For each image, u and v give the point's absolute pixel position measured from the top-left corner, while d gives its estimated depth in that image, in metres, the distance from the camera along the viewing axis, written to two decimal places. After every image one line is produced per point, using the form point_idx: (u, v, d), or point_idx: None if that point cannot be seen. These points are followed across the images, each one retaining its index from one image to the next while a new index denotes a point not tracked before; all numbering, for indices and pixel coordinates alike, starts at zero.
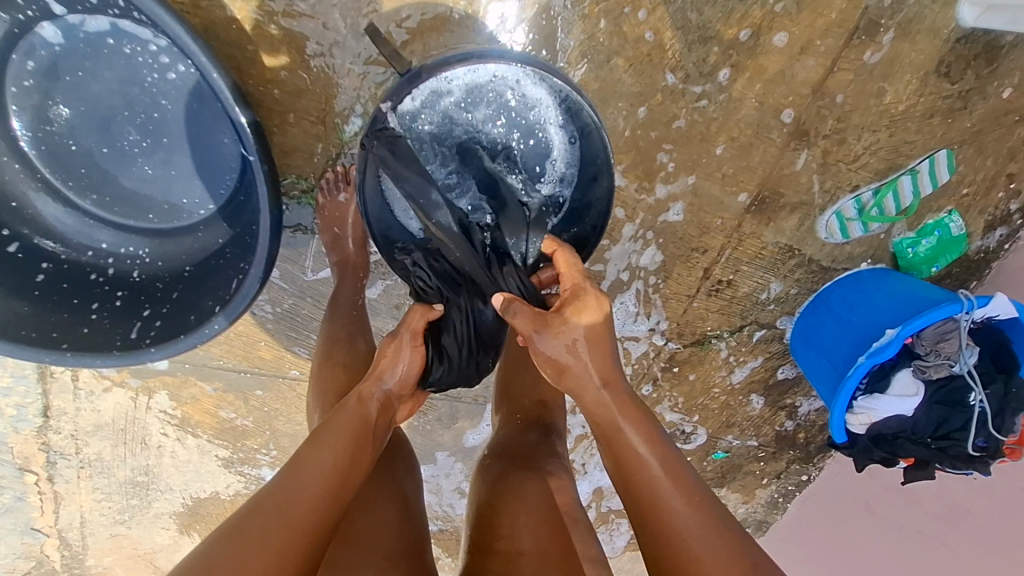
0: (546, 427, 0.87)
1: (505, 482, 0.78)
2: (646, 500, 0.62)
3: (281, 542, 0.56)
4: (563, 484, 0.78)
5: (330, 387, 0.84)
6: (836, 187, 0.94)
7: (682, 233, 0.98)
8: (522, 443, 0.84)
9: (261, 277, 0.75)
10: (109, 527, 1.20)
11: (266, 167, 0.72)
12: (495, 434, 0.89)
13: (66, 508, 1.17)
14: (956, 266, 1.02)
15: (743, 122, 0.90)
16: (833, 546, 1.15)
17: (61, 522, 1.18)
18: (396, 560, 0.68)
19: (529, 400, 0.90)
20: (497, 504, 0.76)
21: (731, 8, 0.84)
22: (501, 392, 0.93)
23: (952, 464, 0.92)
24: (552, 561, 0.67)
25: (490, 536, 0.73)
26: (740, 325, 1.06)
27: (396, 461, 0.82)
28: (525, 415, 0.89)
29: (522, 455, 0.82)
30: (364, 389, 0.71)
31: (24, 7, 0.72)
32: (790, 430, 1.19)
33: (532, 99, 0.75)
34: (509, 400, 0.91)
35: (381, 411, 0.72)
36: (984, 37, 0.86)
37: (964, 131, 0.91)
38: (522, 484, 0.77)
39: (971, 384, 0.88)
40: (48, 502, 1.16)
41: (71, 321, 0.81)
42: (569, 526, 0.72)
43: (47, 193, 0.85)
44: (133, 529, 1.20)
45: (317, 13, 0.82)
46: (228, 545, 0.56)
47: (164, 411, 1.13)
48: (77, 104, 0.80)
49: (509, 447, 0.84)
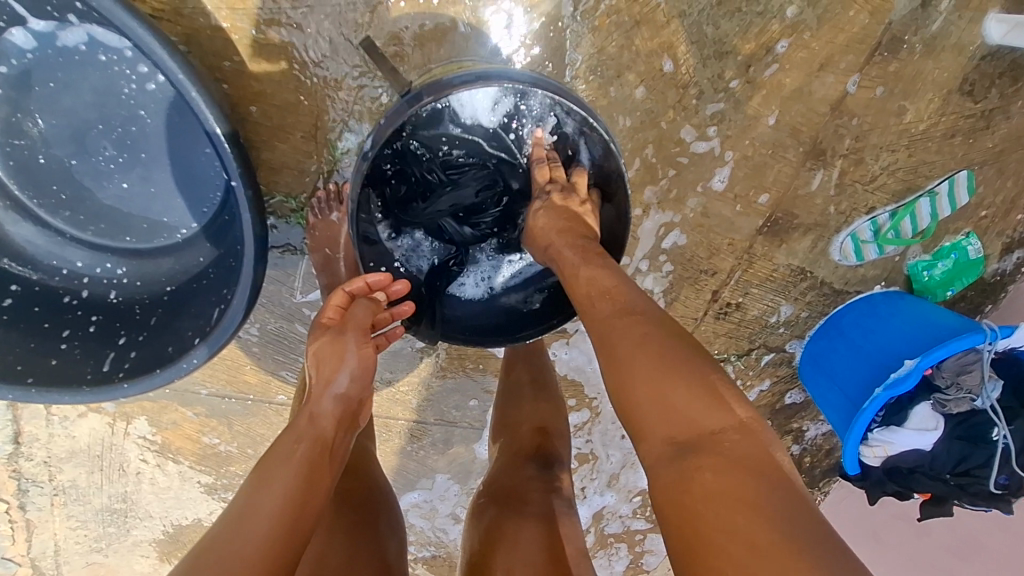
0: (546, 458, 0.81)
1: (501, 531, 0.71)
2: (604, 352, 0.57)
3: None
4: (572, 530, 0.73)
5: None
6: (852, 209, 0.91)
7: (691, 254, 0.93)
8: (519, 482, 0.77)
9: (246, 306, 0.69)
10: (84, 555, 1.13)
11: (250, 193, 0.66)
12: (492, 467, 0.83)
13: (38, 537, 1.10)
14: (971, 289, 0.99)
15: (758, 140, 0.86)
16: None
17: (34, 551, 1.11)
18: None
19: (528, 428, 0.84)
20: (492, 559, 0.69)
21: (748, 23, 0.81)
22: (500, 421, 0.88)
23: (971, 502, 0.88)
24: None
25: None
26: (749, 348, 1.02)
27: (377, 508, 0.74)
28: (524, 447, 0.82)
29: (519, 495, 0.76)
30: (315, 406, 0.64)
31: None
32: (795, 455, 1.14)
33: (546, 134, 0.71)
34: (508, 429, 0.86)
35: (337, 423, 0.65)
36: (1010, 55, 0.83)
37: (985, 151, 0.88)
38: (519, 530, 0.71)
39: (994, 419, 0.84)
40: (20, 532, 1.09)
41: (39, 351, 0.75)
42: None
43: (15, 212, 0.79)
44: (110, 558, 1.14)
45: (312, 23, 0.77)
46: None
47: (143, 437, 1.07)
48: (47, 116, 0.74)
49: (506, 484, 0.78)
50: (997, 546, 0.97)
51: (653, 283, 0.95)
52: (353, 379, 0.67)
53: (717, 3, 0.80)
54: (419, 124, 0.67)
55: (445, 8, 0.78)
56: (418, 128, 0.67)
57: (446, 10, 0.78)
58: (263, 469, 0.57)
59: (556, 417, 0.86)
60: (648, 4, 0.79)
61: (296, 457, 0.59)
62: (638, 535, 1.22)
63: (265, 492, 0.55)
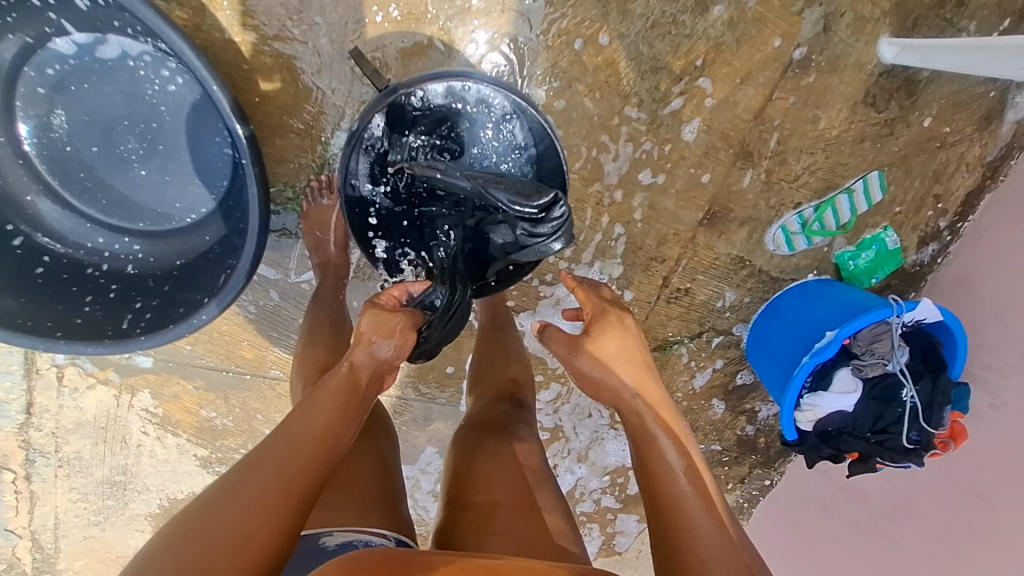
0: (517, 401, 0.93)
1: (478, 450, 0.84)
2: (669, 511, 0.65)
3: (274, 491, 0.61)
4: (532, 450, 0.85)
5: (313, 363, 0.90)
6: (781, 204, 1.03)
7: (642, 244, 1.06)
8: (499, 415, 0.89)
9: (249, 271, 0.80)
10: (83, 528, 1.22)
11: (258, 170, 0.77)
12: (470, 409, 0.94)
13: (41, 508, 1.19)
14: (895, 278, 1.11)
15: (694, 144, 0.99)
16: (795, 548, 1.21)
17: (35, 523, 1.20)
18: (375, 503, 0.76)
19: (502, 377, 0.96)
20: (472, 467, 0.82)
21: (679, 43, 0.93)
22: (474, 375, 0.99)
23: (891, 458, 1.00)
24: (524, 510, 0.75)
25: (463, 496, 0.79)
26: (699, 331, 1.14)
27: (377, 426, 0.89)
28: (501, 390, 0.95)
29: (496, 424, 0.88)
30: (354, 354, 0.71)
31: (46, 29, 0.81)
32: (750, 434, 1.26)
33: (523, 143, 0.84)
34: (481, 380, 0.97)
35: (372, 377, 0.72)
36: (903, 73, 0.96)
37: (892, 154, 1.01)
38: (496, 450, 0.83)
39: (903, 381, 0.97)
40: (24, 502, 1.18)
41: (65, 312, 0.86)
42: (538, 492, 0.79)
43: (47, 195, 0.91)
44: (107, 532, 1.23)
45: (306, 38, 0.89)
46: (224, 494, 0.60)
47: (145, 410, 1.17)
48: (80, 113, 0.88)
49: (486, 418, 0.89)
50: (925, 508, 1.05)
51: (610, 271, 1.07)
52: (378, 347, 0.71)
53: (651, 26, 0.92)
54: (432, 96, 0.81)
55: (421, 28, 0.90)
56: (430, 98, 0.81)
57: (421, 29, 0.90)
58: (308, 399, 0.69)
59: (525, 370, 0.98)
60: (593, 26, 0.92)
61: (326, 402, 0.68)
62: (610, 516, 1.31)
63: (298, 425, 0.66)
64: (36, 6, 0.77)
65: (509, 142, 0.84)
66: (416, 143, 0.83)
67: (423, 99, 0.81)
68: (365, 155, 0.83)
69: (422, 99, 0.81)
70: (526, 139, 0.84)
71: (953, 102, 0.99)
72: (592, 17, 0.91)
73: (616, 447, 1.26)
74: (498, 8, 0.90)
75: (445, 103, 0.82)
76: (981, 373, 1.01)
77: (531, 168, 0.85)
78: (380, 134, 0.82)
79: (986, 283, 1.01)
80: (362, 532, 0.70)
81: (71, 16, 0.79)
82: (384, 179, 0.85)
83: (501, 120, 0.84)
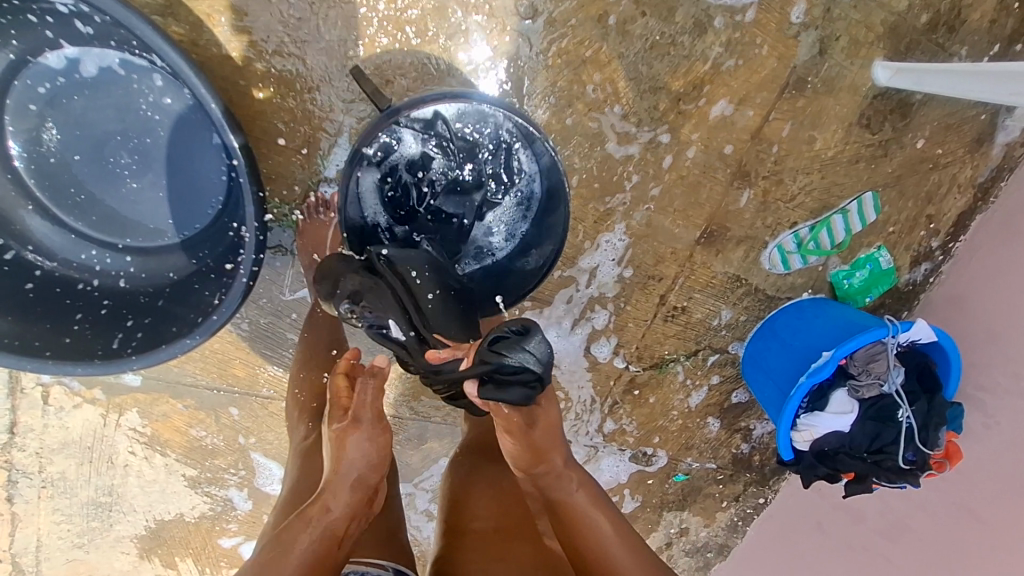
0: None
1: (474, 475, 0.84)
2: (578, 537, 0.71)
3: None
4: None
5: (310, 390, 0.92)
6: (777, 223, 1.04)
7: (640, 262, 1.06)
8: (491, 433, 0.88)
9: (244, 291, 0.80)
10: (65, 551, 1.18)
11: (255, 188, 0.76)
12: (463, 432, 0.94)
13: (22, 531, 1.16)
14: (889, 297, 1.12)
15: (691, 163, 1.00)
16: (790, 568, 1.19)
17: (15, 546, 1.16)
18: (374, 538, 0.78)
19: None
20: (469, 496, 0.82)
21: (677, 64, 0.94)
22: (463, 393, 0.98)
23: (887, 478, 1.00)
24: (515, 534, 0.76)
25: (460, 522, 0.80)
26: (695, 349, 1.14)
27: None
28: None
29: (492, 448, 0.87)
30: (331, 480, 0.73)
31: (37, 44, 0.80)
32: (745, 452, 1.25)
33: (528, 180, 0.86)
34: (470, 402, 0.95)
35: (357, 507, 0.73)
36: (897, 95, 0.98)
37: (886, 175, 1.03)
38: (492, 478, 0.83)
39: (898, 401, 0.96)
40: (4, 525, 1.15)
41: (53, 331, 0.84)
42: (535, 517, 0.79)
43: (36, 211, 0.90)
44: (90, 554, 1.19)
45: (305, 54, 0.89)
46: None
47: (133, 429, 1.14)
48: (72, 127, 0.88)
49: (479, 440, 0.89)
50: (920, 528, 1.05)
51: (622, 253, 1.05)
52: (369, 463, 0.75)
53: (650, 47, 0.93)
54: (474, 113, 0.80)
55: (422, 46, 0.91)
56: (470, 113, 0.80)
57: (422, 47, 0.91)
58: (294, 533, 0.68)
59: None
60: (592, 47, 0.93)
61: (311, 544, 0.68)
62: None
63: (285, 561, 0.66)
64: (33, 22, 0.76)
65: (520, 175, 0.86)
66: (441, 145, 0.82)
67: (464, 111, 0.80)
68: (382, 154, 0.81)
69: (465, 108, 0.80)
70: (532, 177, 0.86)
71: (945, 125, 1.01)
72: (591, 38, 0.92)
73: (611, 463, 1.22)
74: (499, 27, 0.91)
75: (482, 122, 0.81)
76: (974, 393, 1.01)
77: (530, 209, 0.87)
78: (413, 128, 0.80)
79: (978, 303, 1.02)
80: (358, 564, 0.73)
81: (68, 34, 0.79)
82: (399, 168, 0.83)
83: (520, 153, 0.84)
